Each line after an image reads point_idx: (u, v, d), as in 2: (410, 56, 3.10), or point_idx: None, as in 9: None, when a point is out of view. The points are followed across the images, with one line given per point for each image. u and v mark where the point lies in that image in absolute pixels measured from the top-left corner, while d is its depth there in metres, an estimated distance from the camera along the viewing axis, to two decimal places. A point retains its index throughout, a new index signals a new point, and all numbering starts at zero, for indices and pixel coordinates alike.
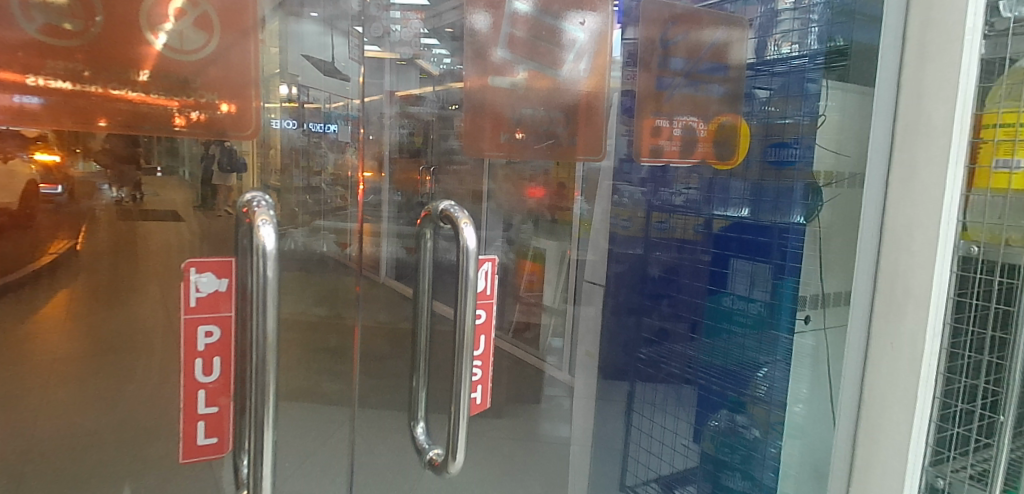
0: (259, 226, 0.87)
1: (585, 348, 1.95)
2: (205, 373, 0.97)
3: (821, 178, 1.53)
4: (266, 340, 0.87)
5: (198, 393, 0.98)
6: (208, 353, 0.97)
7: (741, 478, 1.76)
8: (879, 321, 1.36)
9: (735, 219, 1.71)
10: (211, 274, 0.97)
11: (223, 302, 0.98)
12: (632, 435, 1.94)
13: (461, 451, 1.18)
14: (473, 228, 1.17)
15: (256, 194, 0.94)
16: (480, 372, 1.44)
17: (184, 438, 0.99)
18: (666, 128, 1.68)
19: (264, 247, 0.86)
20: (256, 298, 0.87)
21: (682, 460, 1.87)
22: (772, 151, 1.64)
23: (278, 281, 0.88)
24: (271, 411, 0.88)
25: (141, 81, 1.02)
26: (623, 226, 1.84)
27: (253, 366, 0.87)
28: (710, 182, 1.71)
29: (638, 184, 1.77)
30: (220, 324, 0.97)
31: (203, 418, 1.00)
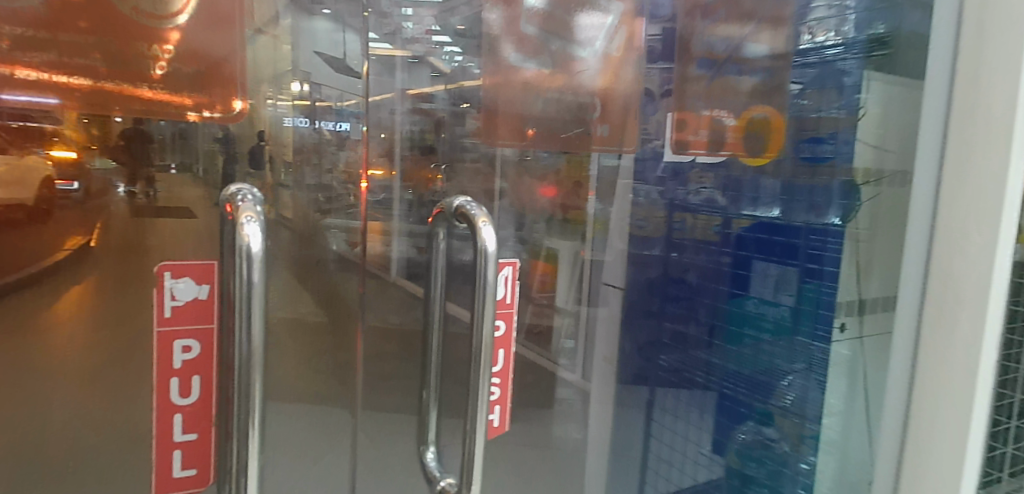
0: (242, 224, 0.79)
1: (602, 354, 1.72)
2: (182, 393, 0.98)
3: (860, 176, 1.53)
4: (254, 358, 0.80)
5: (176, 417, 0.98)
6: (185, 371, 0.97)
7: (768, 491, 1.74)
8: (931, 312, 1.41)
9: (765, 219, 1.61)
10: (189, 280, 0.97)
11: (198, 313, 0.96)
12: (652, 446, 1.82)
13: (477, 481, 1.09)
14: (492, 228, 1.09)
15: (242, 188, 0.86)
16: (497, 391, 1.37)
17: (159, 469, 0.99)
18: (693, 122, 1.58)
19: (250, 248, 0.78)
20: (240, 305, 0.79)
21: (705, 473, 1.79)
22: (806, 147, 1.58)
23: (265, 289, 0.80)
24: (256, 440, 0.81)
25: (157, 75, 1.06)
26: (639, 226, 1.65)
27: (237, 392, 0.80)
28: (738, 178, 1.60)
29: (655, 182, 1.61)
30: (198, 339, 0.97)
31: (179, 446, 0.99)
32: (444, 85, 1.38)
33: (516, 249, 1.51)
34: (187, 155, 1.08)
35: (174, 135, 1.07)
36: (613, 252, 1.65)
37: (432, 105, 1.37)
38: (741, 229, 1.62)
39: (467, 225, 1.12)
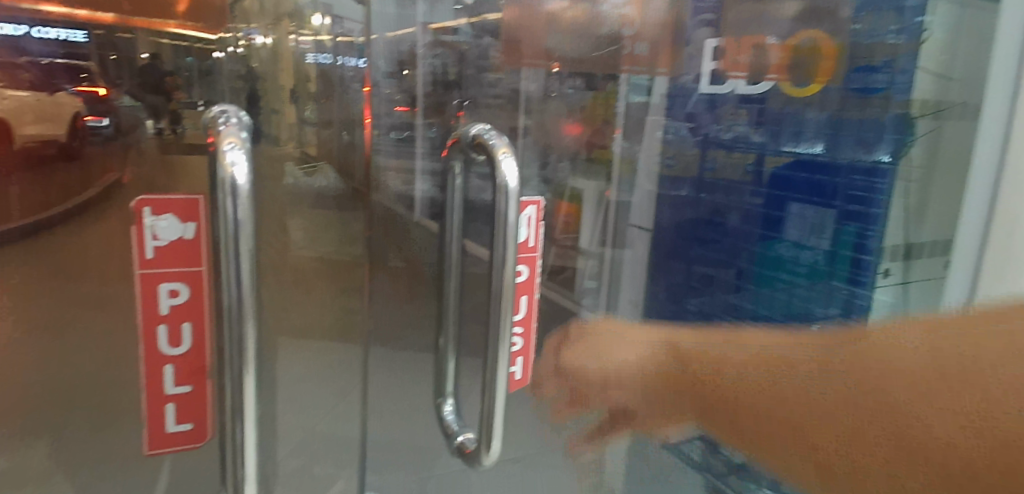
0: (225, 152, 0.74)
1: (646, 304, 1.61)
2: (172, 343, 0.94)
3: (917, 108, 1.35)
4: (245, 301, 0.75)
5: (166, 368, 0.95)
6: (175, 318, 0.94)
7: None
8: (992, 253, 1.22)
9: (808, 156, 1.49)
10: (173, 218, 0.92)
11: (181, 255, 0.91)
12: None
13: (496, 439, 1.08)
14: (513, 161, 1.02)
15: (224, 113, 0.81)
16: (520, 343, 1.33)
17: (154, 421, 0.99)
18: (734, 50, 1.47)
19: (235, 180, 0.73)
20: (225, 245, 0.74)
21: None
22: (858, 77, 1.40)
23: (254, 227, 0.75)
24: (252, 389, 0.78)
25: (180, 12, 1.14)
26: (669, 165, 1.64)
27: (229, 336, 0.75)
28: (778, 114, 1.49)
29: (683, 119, 1.59)
30: (184, 283, 0.92)
31: (172, 400, 0.97)
32: (468, 18, 1.39)
33: (541, 188, 1.60)
34: (212, 92, 1.16)
35: (200, 73, 1.15)
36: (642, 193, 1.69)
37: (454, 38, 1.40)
38: (775, 165, 1.53)
39: (486, 158, 1.05)
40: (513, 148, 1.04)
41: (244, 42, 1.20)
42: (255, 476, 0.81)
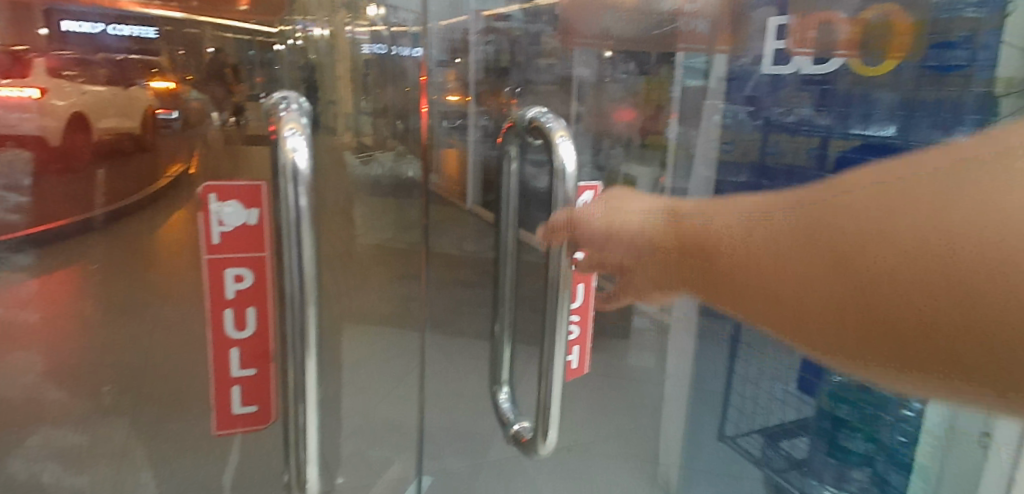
0: (286, 137, 0.75)
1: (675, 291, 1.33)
2: (238, 326, 0.97)
3: (1000, 85, 1.03)
4: (306, 288, 0.77)
5: (233, 352, 0.98)
6: (240, 302, 0.96)
7: (864, 439, 1.34)
8: None
9: (877, 139, 1.18)
10: (238, 205, 0.94)
11: (248, 240, 0.93)
12: (735, 383, 1.53)
13: (552, 429, 1.09)
14: (570, 143, 1.02)
15: (286, 99, 0.83)
16: (578, 330, 1.34)
17: (222, 403, 1.03)
18: (802, 25, 1.27)
19: (296, 168, 0.74)
20: (287, 229, 0.75)
21: (792, 412, 1.45)
22: (933, 54, 1.14)
23: (314, 215, 0.76)
24: (313, 374, 0.79)
25: (241, 8, 1.24)
26: (724, 151, 1.42)
27: (291, 322, 0.77)
28: (844, 94, 1.25)
29: (742, 102, 1.40)
30: (249, 268, 0.94)
31: (237, 383, 1.01)
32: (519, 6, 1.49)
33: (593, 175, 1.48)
34: (274, 83, 1.19)
35: (262, 65, 1.18)
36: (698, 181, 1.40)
37: (505, 23, 1.50)
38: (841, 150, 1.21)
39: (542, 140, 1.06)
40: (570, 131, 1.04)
41: (301, 34, 1.22)
42: (317, 459, 0.83)
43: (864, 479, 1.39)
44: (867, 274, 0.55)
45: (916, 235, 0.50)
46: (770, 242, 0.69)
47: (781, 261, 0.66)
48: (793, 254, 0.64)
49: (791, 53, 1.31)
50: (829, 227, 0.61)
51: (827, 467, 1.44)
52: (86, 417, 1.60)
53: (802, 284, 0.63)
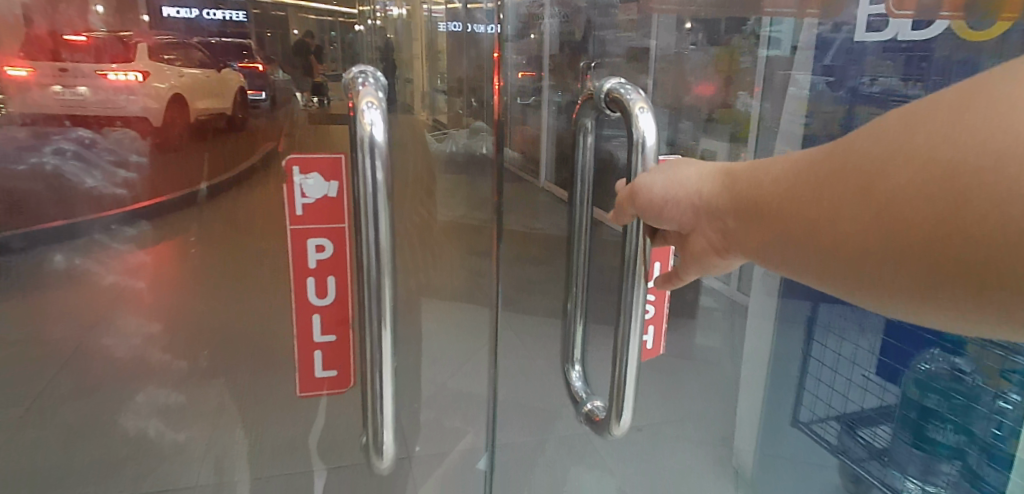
0: (364, 112, 0.77)
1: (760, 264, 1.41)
2: (319, 295, 1.02)
3: None
4: (381, 256, 0.80)
5: (315, 319, 1.03)
6: (321, 271, 1.01)
7: (953, 430, 1.24)
8: None
9: None
10: (318, 176, 0.97)
11: (331, 210, 0.98)
12: (813, 366, 1.41)
13: (626, 408, 1.06)
14: (652, 115, 0.95)
15: (362, 74, 0.84)
16: (652, 310, 1.31)
17: (304, 369, 1.08)
18: None
19: (373, 140, 0.77)
20: (365, 202, 0.78)
21: (874, 400, 1.34)
22: None
23: (389, 187, 0.79)
24: (389, 341, 0.82)
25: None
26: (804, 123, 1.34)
27: (368, 290, 0.80)
28: (938, 65, 1.11)
29: (822, 72, 1.30)
30: (329, 238, 0.98)
31: (319, 348, 1.06)
32: None
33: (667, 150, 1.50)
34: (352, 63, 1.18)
35: (342, 45, 1.19)
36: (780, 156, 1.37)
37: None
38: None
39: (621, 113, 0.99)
40: (652, 102, 0.96)
41: (381, 14, 1.21)
42: (392, 422, 0.87)
43: (954, 473, 1.26)
44: (893, 211, 0.39)
45: (939, 150, 0.37)
46: (774, 172, 0.49)
47: (798, 193, 0.46)
48: (799, 186, 0.46)
49: (889, 16, 1.17)
50: (839, 151, 0.44)
51: (914, 459, 1.31)
52: (188, 378, 1.71)
53: (813, 218, 0.45)
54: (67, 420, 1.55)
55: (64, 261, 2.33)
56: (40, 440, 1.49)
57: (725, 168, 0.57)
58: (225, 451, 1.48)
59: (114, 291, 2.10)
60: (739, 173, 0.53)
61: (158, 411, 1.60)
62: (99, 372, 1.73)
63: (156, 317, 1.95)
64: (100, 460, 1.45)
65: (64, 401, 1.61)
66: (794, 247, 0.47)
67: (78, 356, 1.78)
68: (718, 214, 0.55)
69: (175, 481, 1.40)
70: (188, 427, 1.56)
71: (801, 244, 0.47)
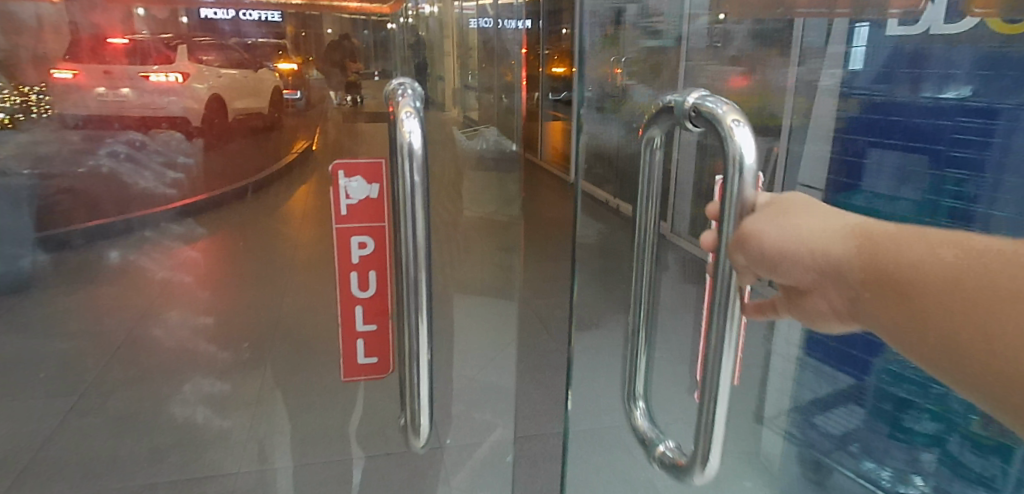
0: (403, 120, 0.82)
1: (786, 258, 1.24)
2: (362, 287, 1.06)
3: None
4: (419, 253, 0.84)
5: (358, 311, 1.08)
6: (363, 265, 1.05)
7: (931, 418, 1.10)
8: None
9: (951, 104, 1.01)
10: (361, 179, 1.02)
11: (372, 210, 1.03)
12: (773, 363, 1.29)
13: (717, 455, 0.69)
14: (750, 129, 0.58)
15: (402, 83, 0.90)
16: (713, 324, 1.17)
17: (347, 356, 1.13)
18: None
19: (411, 148, 0.81)
20: (404, 204, 0.82)
21: (841, 385, 1.21)
22: None
23: (427, 190, 0.83)
24: (425, 334, 0.87)
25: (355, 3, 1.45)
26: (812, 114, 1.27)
27: (407, 286, 0.85)
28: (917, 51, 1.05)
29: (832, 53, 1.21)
30: (370, 236, 1.03)
31: (362, 337, 1.11)
32: None
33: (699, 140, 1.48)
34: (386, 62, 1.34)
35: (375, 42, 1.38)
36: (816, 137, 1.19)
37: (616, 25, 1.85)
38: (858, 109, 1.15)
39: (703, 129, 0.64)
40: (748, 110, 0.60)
41: (412, 12, 1.40)
42: (429, 408, 0.91)
43: (934, 463, 1.12)
44: None
45: None
46: (932, 261, 0.38)
47: (964, 298, 0.36)
48: (964, 292, 0.36)
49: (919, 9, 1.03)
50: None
51: (891, 449, 1.17)
52: (233, 368, 1.78)
53: (989, 334, 0.35)
54: (122, 404, 1.64)
55: (118, 256, 2.42)
56: (96, 422, 1.57)
57: (858, 224, 0.44)
58: (264, 438, 1.52)
59: (164, 285, 2.20)
60: (880, 239, 0.41)
61: (204, 399, 1.66)
62: (150, 360, 1.82)
63: (203, 310, 2.03)
64: (151, 442, 1.52)
65: (120, 388, 1.70)
66: (949, 354, 0.37)
67: (133, 345, 1.87)
68: (846, 283, 0.43)
69: (219, 464, 1.46)
70: (231, 414, 1.62)
71: (949, 359, 0.38)
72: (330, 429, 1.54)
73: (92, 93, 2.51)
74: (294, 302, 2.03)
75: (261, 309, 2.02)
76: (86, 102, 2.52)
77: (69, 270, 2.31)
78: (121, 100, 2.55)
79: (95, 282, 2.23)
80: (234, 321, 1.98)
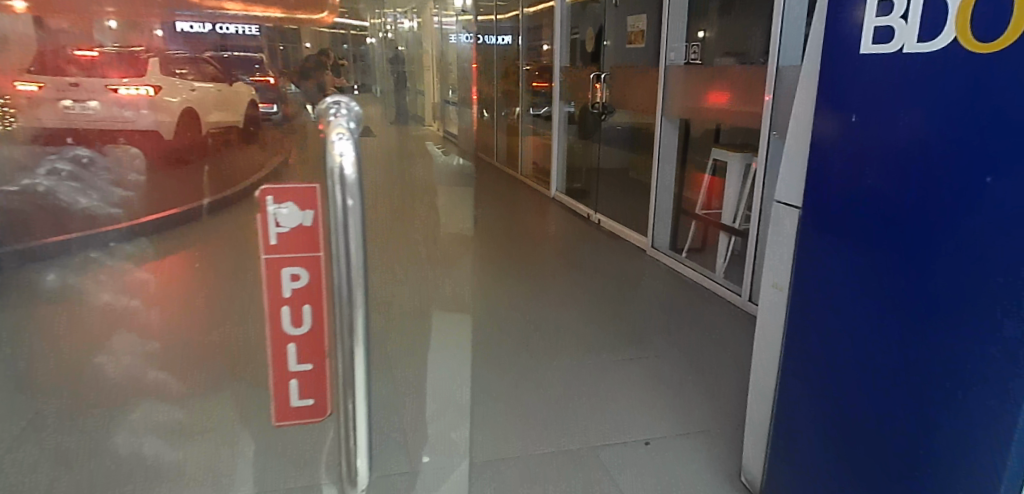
0: (333, 141, 0.75)
1: (772, 276, 1.04)
2: (295, 323, 0.88)
3: None
4: (352, 288, 0.76)
5: (290, 347, 0.88)
6: (296, 299, 0.87)
7: None
8: None
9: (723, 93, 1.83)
10: (292, 205, 0.82)
11: (309, 240, 0.83)
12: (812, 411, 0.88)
13: None
14: None
15: (335, 102, 0.81)
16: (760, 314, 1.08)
17: (278, 395, 0.92)
18: None
19: (343, 173, 0.74)
20: (337, 235, 0.75)
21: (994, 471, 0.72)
22: None
23: (363, 215, 0.76)
24: (361, 362, 0.79)
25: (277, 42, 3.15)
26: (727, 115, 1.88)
27: (340, 322, 0.77)
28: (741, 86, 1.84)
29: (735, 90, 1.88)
30: (305, 266, 0.84)
31: (295, 377, 0.90)
32: None
33: None
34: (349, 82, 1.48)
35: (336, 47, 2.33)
36: (791, 131, 0.97)
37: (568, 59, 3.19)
38: None
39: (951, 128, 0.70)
40: None
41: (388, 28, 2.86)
42: (366, 448, 0.85)
43: None
44: None
45: None
46: None
47: None
48: None
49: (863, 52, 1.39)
50: None
51: None
52: (187, 396, 1.67)
53: None
54: (55, 430, 1.51)
55: (59, 279, 2.33)
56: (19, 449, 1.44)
57: None
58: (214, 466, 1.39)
59: (109, 313, 2.12)
60: None
61: (154, 426, 1.53)
62: (95, 387, 1.70)
63: (151, 336, 1.96)
64: (83, 469, 1.38)
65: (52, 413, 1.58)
66: None
67: (81, 373, 1.76)
68: None
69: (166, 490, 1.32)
70: (182, 442, 1.48)
71: None
72: (291, 457, 1.43)
73: (57, 107, 3.09)
74: (260, 331, 1.96)
75: (211, 337, 1.96)
76: (50, 115, 3.10)
77: (8, 291, 2.18)
78: (86, 111, 3.17)
79: (32, 305, 2.13)
80: (186, 349, 1.90)
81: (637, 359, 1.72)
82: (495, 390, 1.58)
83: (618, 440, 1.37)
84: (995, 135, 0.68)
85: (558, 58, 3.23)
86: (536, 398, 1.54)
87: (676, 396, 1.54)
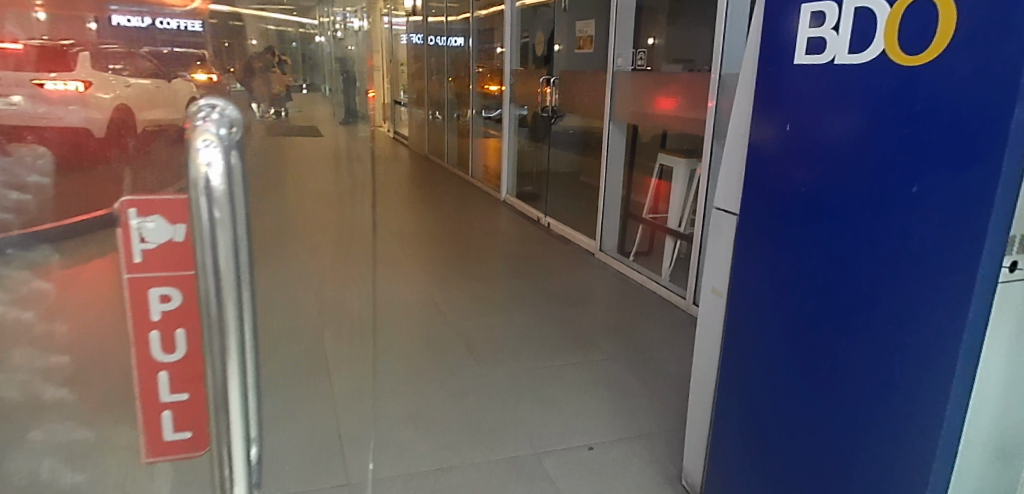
0: (197, 149, 0.57)
1: (711, 283, 1.09)
2: (165, 351, 0.66)
3: None
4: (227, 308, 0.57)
5: (160, 376, 0.67)
6: (167, 324, 0.65)
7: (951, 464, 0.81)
8: None
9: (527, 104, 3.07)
10: (160, 216, 0.62)
11: (182, 257, 0.63)
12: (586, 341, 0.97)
13: None
14: None
15: (207, 106, 0.62)
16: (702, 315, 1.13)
17: (146, 427, 0.69)
18: None
19: (209, 187, 0.56)
20: (200, 242, 0.56)
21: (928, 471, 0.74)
22: None
23: (237, 226, 0.57)
24: (237, 389, 0.59)
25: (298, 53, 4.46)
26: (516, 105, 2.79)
27: (211, 345, 0.57)
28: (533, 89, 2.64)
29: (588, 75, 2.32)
30: (179, 285, 0.63)
31: (168, 409, 0.68)
32: None
33: None
34: None
35: None
36: (729, 141, 1.01)
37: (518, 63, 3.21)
38: None
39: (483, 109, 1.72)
40: None
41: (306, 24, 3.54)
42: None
43: None
44: None
45: None
46: None
47: None
48: None
49: None
50: None
51: None
52: (91, 411, 1.50)
53: None
54: None
55: None
56: None
57: None
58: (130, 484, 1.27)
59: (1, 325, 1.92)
60: None
61: (55, 448, 1.37)
62: None
63: (58, 348, 1.79)
64: None
65: None
66: None
67: None
68: None
69: None
70: (89, 467, 1.31)
71: None
72: None
73: None
74: None
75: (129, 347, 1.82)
76: None
77: None
78: (9, 107, 2.93)
79: None
80: (100, 359, 1.74)
81: (582, 362, 1.76)
82: (441, 398, 1.57)
83: (565, 447, 1.38)
84: (926, 148, 0.71)
85: (508, 60, 3.24)
86: (483, 404, 1.54)
87: (621, 400, 1.57)
